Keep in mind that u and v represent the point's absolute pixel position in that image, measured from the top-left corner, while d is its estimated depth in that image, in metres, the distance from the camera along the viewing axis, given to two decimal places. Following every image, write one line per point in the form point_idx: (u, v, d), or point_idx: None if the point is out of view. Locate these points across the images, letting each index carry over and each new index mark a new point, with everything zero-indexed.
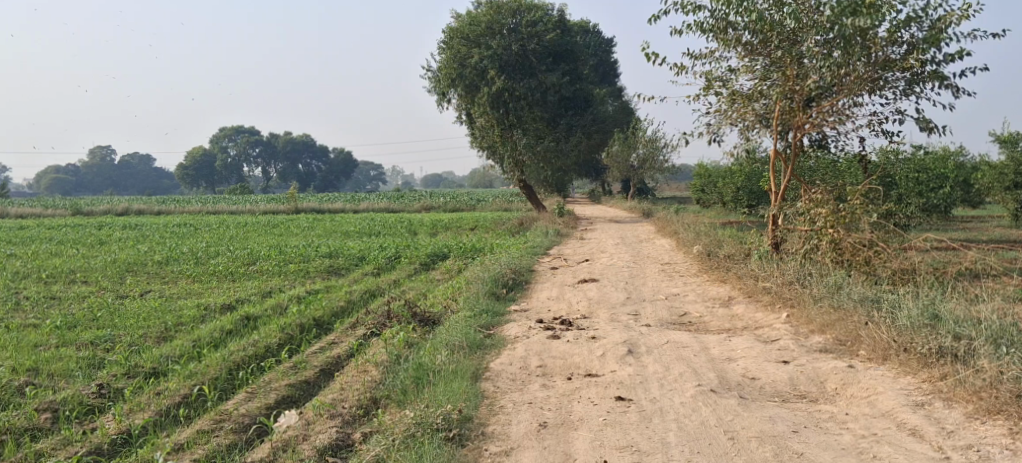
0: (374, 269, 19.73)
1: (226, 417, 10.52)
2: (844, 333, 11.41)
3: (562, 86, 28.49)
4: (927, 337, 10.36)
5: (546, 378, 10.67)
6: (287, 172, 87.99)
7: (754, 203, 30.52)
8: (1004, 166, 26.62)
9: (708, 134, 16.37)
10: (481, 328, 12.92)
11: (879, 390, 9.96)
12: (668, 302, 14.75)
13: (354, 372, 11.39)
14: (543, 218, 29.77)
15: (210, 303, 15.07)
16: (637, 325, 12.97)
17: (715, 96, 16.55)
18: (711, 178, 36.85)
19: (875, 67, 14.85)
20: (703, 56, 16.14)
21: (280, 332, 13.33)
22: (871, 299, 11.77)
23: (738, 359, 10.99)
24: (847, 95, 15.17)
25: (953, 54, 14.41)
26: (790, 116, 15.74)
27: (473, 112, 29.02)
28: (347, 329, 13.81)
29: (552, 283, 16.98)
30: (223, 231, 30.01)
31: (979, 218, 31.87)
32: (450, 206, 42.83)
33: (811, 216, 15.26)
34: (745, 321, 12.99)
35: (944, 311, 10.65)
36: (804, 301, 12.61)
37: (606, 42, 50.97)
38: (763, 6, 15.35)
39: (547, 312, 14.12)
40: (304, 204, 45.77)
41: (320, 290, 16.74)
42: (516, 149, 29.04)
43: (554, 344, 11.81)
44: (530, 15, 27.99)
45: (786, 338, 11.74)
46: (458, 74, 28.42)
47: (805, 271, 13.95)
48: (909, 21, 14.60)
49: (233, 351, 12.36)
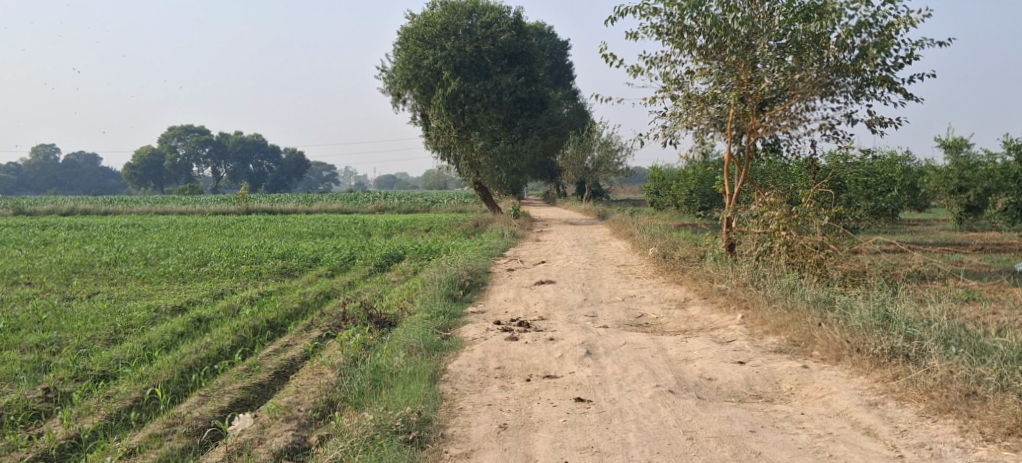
0: (328, 271, 19.60)
1: (179, 421, 10.34)
2: (797, 333, 11.52)
3: (517, 87, 28.55)
4: (880, 337, 10.46)
5: (504, 380, 10.64)
6: (237, 173, 86.75)
7: (707, 206, 30.77)
8: (948, 170, 27.14)
9: (664, 137, 16.48)
10: (439, 330, 12.90)
11: (833, 390, 10.06)
12: (625, 303, 14.81)
13: (309, 374, 11.26)
14: (498, 219, 29.77)
15: (160, 305, 14.87)
16: (595, 327, 13.00)
17: (671, 99, 16.64)
18: (665, 181, 37.09)
19: (827, 71, 15.02)
20: (659, 59, 16.23)
21: (233, 335, 13.17)
22: (824, 300, 11.91)
23: (695, 360, 11.04)
24: (800, 99, 15.33)
25: (903, 58, 14.64)
26: (744, 120, 15.93)
27: (428, 113, 28.95)
28: (303, 331, 13.67)
29: (509, 284, 17.00)
30: (172, 232, 29.59)
31: (925, 222, 32.43)
32: (404, 207, 42.69)
33: (765, 218, 15.42)
34: (701, 322, 13.07)
35: (894, 312, 10.80)
36: (758, 302, 12.72)
37: (561, 45, 51.12)
38: (717, 10, 15.48)
39: (504, 314, 14.13)
40: (255, 204, 45.28)
41: (274, 292, 16.58)
42: (473, 150, 29.01)
43: (512, 346, 11.79)
44: (486, 16, 28.00)
45: (742, 339, 11.84)
46: (413, 75, 28.34)
47: (759, 273, 14.08)
48: (860, 27, 14.80)
49: (185, 353, 12.18)
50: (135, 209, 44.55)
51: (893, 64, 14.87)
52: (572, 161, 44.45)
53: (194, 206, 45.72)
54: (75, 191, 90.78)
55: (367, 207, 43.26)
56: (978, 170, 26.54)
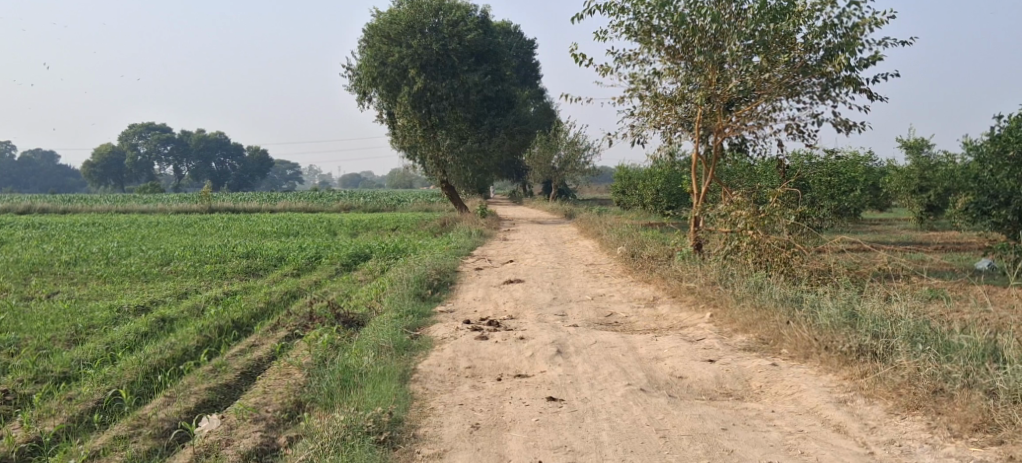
0: (294, 270, 19.41)
1: (144, 422, 10.18)
2: (765, 331, 11.52)
3: (484, 86, 28.48)
4: (847, 335, 10.49)
5: (475, 379, 10.57)
6: (200, 171, 85.77)
7: (673, 206, 30.88)
8: (910, 170, 27.40)
9: (632, 136, 16.50)
10: (407, 329, 12.81)
11: (802, 388, 10.07)
12: (594, 302, 14.80)
13: (276, 375, 11.10)
14: (465, 219, 29.72)
15: (123, 305, 14.66)
16: (565, 326, 12.96)
17: (639, 99, 16.67)
18: (631, 180, 37.18)
19: (793, 72, 15.09)
20: (627, 59, 16.23)
21: (198, 335, 12.99)
22: (792, 299, 11.95)
23: (666, 359, 11.01)
24: (767, 100, 15.40)
25: (868, 59, 14.74)
26: (711, 120, 15.99)
27: (394, 111, 28.76)
28: (269, 331, 13.52)
29: (478, 283, 16.93)
30: (134, 231, 29.20)
31: (888, 222, 32.76)
32: (370, 206, 42.42)
33: (732, 218, 15.48)
34: (670, 321, 13.06)
35: (861, 311, 10.84)
36: (726, 301, 12.74)
37: (527, 44, 51.10)
38: (685, 10, 15.50)
39: (473, 313, 14.07)
40: (218, 203, 44.78)
41: (238, 292, 16.39)
42: (439, 149, 28.89)
43: (482, 345, 11.73)
44: (451, 15, 27.91)
45: (711, 337, 11.82)
46: (379, 72, 28.16)
47: (727, 271, 14.12)
48: (827, 28, 14.88)
49: (149, 353, 11.98)
50: (95, 208, 43.91)
51: (857, 65, 14.98)
52: (539, 160, 44.44)
53: (156, 204, 45.15)
54: (30, 190, 89.50)
55: (332, 206, 42.93)
56: (939, 170, 26.85)
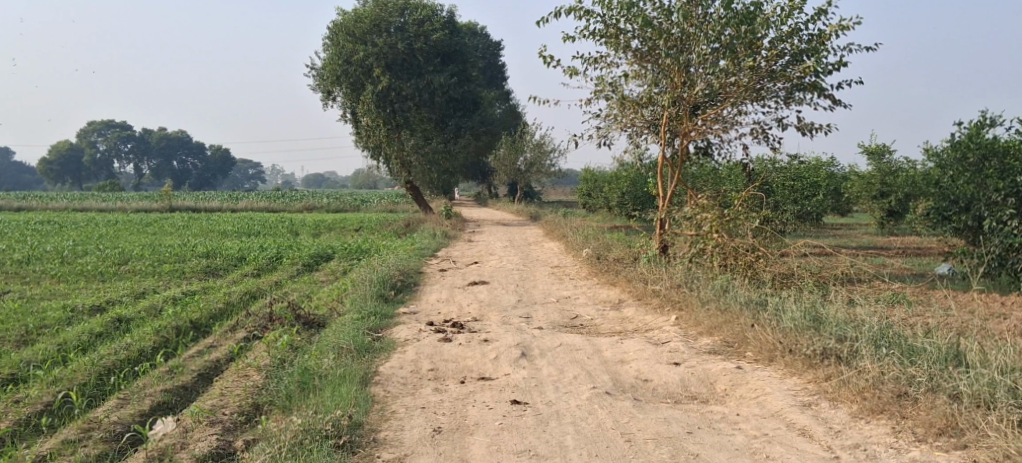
0: (254, 270, 19.14)
1: (95, 425, 9.90)
2: (730, 335, 11.42)
3: (450, 87, 28.43)
4: (811, 339, 10.40)
5: (438, 382, 10.39)
6: (161, 169, 84.75)
7: (638, 209, 30.89)
8: (871, 175, 27.55)
9: (599, 138, 16.41)
10: (370, 331, 12.61)
11: (767, 391, 9.95)
12: (559, 305, 14.66)
13: (235, 377, 10.86)
14: (430, 220, 29.53)
15: (76, 305, 14.33)
16: (529, 328, 12.82)
17: (606, 101, 16.57)
18: (597, 183, 37.16)
19: (759, 77, 15.06)
20: (594, 61, 16.14)
21: (155, 335, 12.70)
22: (756, 303, 11.88)
23: (631, 362, 10.87)
24: (732, 104, 15.37)
25: (833, 65, 14.75)
26: (677, 123, 15.94)
27: (358, 110, 28.48)
28: (227, 332, 13.28)
29: (441, 285, 16.75)
30: (91, 230, 28.71)
31: (848, 226, 32.97)
32: (334, 206, 42.06)
33: (697, 220, 15.44)
34: (636, 323, 12.96)
35: (825, 314, 10.77)
36: (692, 304, 12.65)
37: (494, 45, 51.04)
38: (652, 14, 15.43)
39: (437, 315, 13.89)
40: (179, 202, 44.24)
41: (197, 292, 16.11)
42: (403, 149, 28.64)
43: (445, 347, 11.57)
44: (417, 13, 27.76)
45: (676, 340, 11.69)
46: (343, 71, 27.87)
47: (693, 274, 14.05)
48: (792, 33, 14.88)
49: (103, 354, 11.69)
50: (53, 206, 43.19)
51: (822, 71, 15.00)
52: (504, 162, 44.30)
53: (116, 203, 44.53)
54: None
55: (295, 206, 42.53)
56: (900, 176, 27.05)
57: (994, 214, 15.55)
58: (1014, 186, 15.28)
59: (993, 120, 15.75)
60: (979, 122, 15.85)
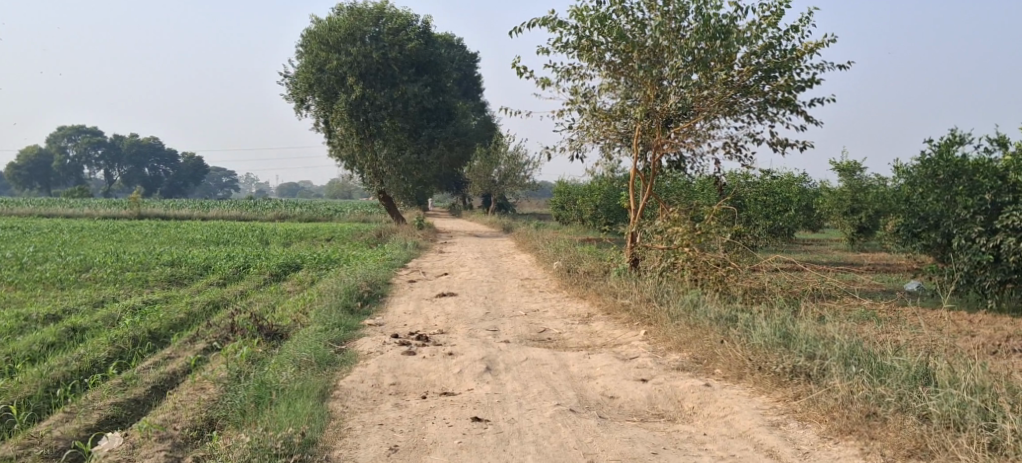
0: (219, 279, 18.80)
1: (37, 441, 9.57)
2: (699, 351, 11.18)
3: (424, 97, 28.21)
4: (781, 356, 10.20)
5: (399, 397, 10.12)
6: (132, 176, 83.79)
7: (611, 222, 30.81)
8: (842, 192, 27.56)
9: (571, 150, 16.22)
10: (332, 343, 12.33)
11: (735, 409, 9.71)
12: (527, 318, 14.41)
13: (190, 389, 10.55)
14: (401, 230, 29.27)
15: (30, 314, 14.18)
16: (496, 342, 12.57)
17: (578, 113, 16.39)
18: (570, 195, 37.04)
19: (732, 92, 14.91)
20: (567, 72, 15.96)
21: (110, 346, 12.36)
22: (726, 318, 11.68)
23: (598, 378, 10.63)
24: (705, 118, 15.22)
25: (806, 81, 14.65)
26: (649, 136, 15.80)
27: (330, 119, 28.15)
28: (186, 343, 12.97)
29: (409, 296, 16.49)
30: (54, 236, 28.26)
31: (819, 242, 33.00)
32: (305, 216, 41.73)
33: (668, 234, 15.31)
34: (604, 338, 12.73)
35: (795, 331, 10.57)
36: (661, 319, 12.45)
37: (470, 56, 50.96)
38: (627, 26, 15.30)
39: (402, 327, 13.62)
40: (148, 209, 43.74)
41: (158, 302, 15.77)
42: (376, 159, 28.38)
43: (408, 361, 11.31)
44: (393, 23, 27.55)
45: (645, 355, 11.40)
46: (316, 79, 27.46)
47: (663, 288, 13.87)
48: (765, 48, 14.76)
49: (53, 365, 11.35)
50: (20, 211, 42.65)
51: (795, 87, 14.89)
52: (478, 173, 44.06)
53: (84, 209, 43.97)
54: None
55: (267, 214, 42.15)
56: (870, 192, 27.10)
57: (963, 232, 15.46)
58: (982, 203, 15.17)
59: (962, 138, 15.67)
60: (949, 139, 15.79)
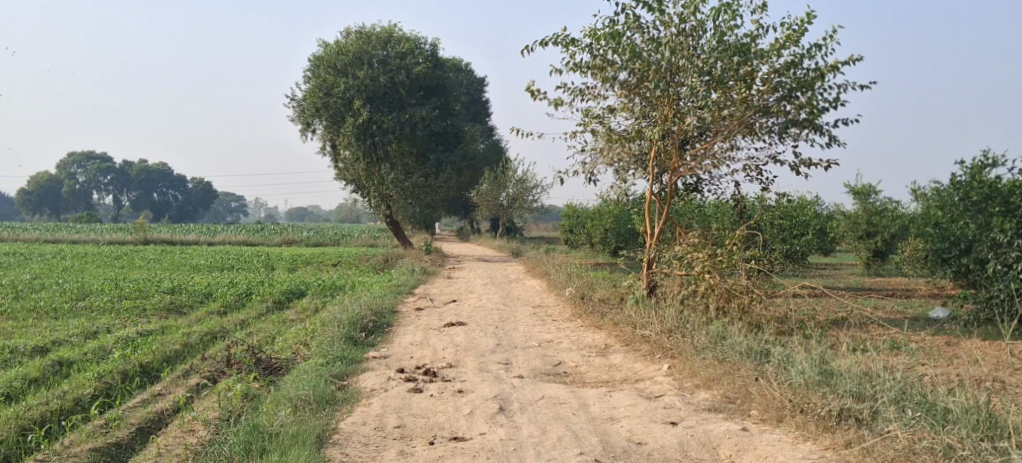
0: (220, 307, 17.98)
1: None
2: (732, 389, 10.28)
3: (432, 120, 27.43)
4: (826, 397, 9.30)
5: (404, 442, 9.29)
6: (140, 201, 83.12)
7: (621, 246, 29.98)
8: (857, 215, 26.71)
9: (584, 174, 15.42)
10: (333, 378, 11.50)
11: (779, 459, 8.81)
12: (541, 350, 13.54)
13: (177, 432, 9.93)
14: (409, 255, 28.51)
15: (18, 346, 13.62)
16: (509, 377, 11.71)
17: (591, 134, 15.59)
18: (579, 219, 36.24)
19: (753, 111, 14.09)
20: (579, 92, 15.18)
21: (96, 382, 11.81)
22: (758, 352, 10.80)
23: (622, 420, 9.75)
24: (725, 139, 14.37)
25: (832, 100, 13.83)
26: (665, 158, 14.98)
27: (336, 142, 27.40)
28: (178, 378, 12.21)
29: (416, 325, 15.67)
30: (55, 262, 27.63)
31: (834, 266, 32.18)
32: (313, 240, 41.03)
33: (688, 260, 14.47)
34: (625, 372, 11.87)
35: (836, 367, 9.69)
36: (686, 353, 11.60)
37: (478, 80, 50.48)
38: (642, 44, 14.52)
39: (409, 361, 12.79)
40: (154, 234, 43.11)
41: (153, 332, 14.90)
42: (383, 185, 27.43)
43: (415, 399, 10.49)
44: (400, 46, 26.90)
45: (671, 393, 10.50)
46: (322, 103, 26.77)
47: (686, 318, 13.03)
48: (788, 66, 13.96)
49: (31, 405, 10.96)
50: (25, 236, 42.13)
51: (820, 106, 14.09)
52: (486, 197, 43.15)
53: (89, 234, 43.39)
54: None
55: (273, 239, 41.43)
56: (887, 216, 26.25)
57: (1000, 257, 14.41)
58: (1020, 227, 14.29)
59: (997, 159, 14.86)
60: (981, 161, 14.97)
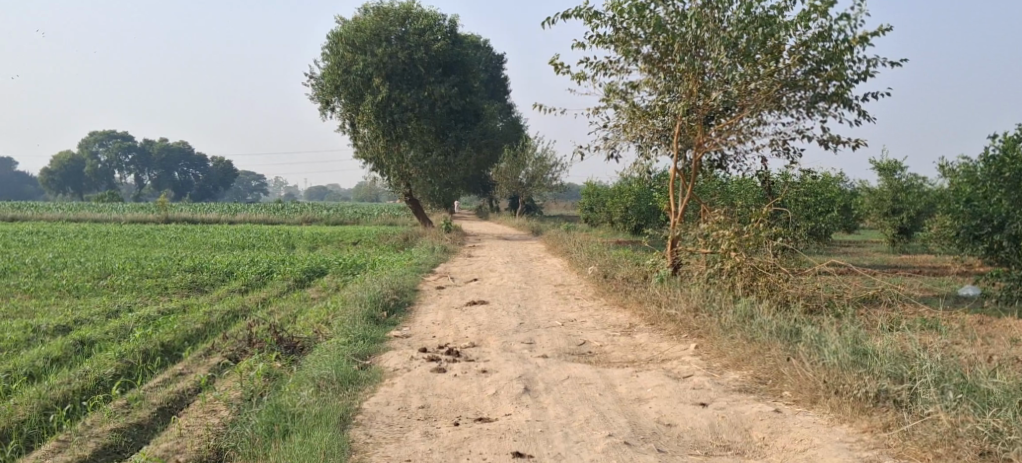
0: (242, 286, 17.88)
1: None
2: (763, 370, 10.07)
3: (451, 98, 27.18)
4: (862, 378, 9.09)
5: (429, 423, 9.15)
6: (162, 180, 83.31)
7: (642, 224, 29.71)
8: (882, 192, 26.30)
9: (606, 150, 15.18)
10: (356, 358, 11.37)
11: (815, 443, 8.61)
12: (565, 329, 13.35)
13: (199, 412, 9.83)
14: (429, 233, 28.34)
15: (40, 325, 13.58)
16: (533, 357, 11.54)
17: (614, 110, 15.35)
18: (599, 197, 35.97)
19: (780, 85, 13.80)
20: (602, 68, 14.93)
21: (118, 361, 11.72)
22: (788, 331, 10.58)
23: (650, 401, 9.57)
24: (751, 113, 14.11)
25: (860, 74, 13.53)
26: (690, 134, 14.72)
27: (356, 121, 27.24)
28: (200, 357, 12.12)
29: (438, 304, 15.51)
30: (78, 241, 27.65)
31: (858, 244, 31.77)
32: (333, 219, 40.97)
33: (714, 238, 14.25)
34: (651, 352, 11.68)
35: (871, 347, 9.47)
36: (714, 333, 11.39)
37: (497, 57, 50.18)
38: (667, 17, 14.24)
39: (431, 340, 12.64)
40: (175, 213, 43.17)
41: (175, 311, 14.83)
42: (403, 163, 27.27)
43: (439, 379, 10.34)
44: (418, 23, 26.63)
45: (700, 373, 10.31)
46: (342, 80, 26.66)
47: (712, 297, 12.81)
48: (816, 39, 13.66)
49: (54, 385, 10.89)
50: (47, 215, 42.30)
51: (849, 79, 13.79)
52: (505, 175, 43.02)
53: (111, 213, 43.51)
54: None
55: (294, 218, 41.40)
56: (913, 193, 25.81)
57: None
58: None
59: None
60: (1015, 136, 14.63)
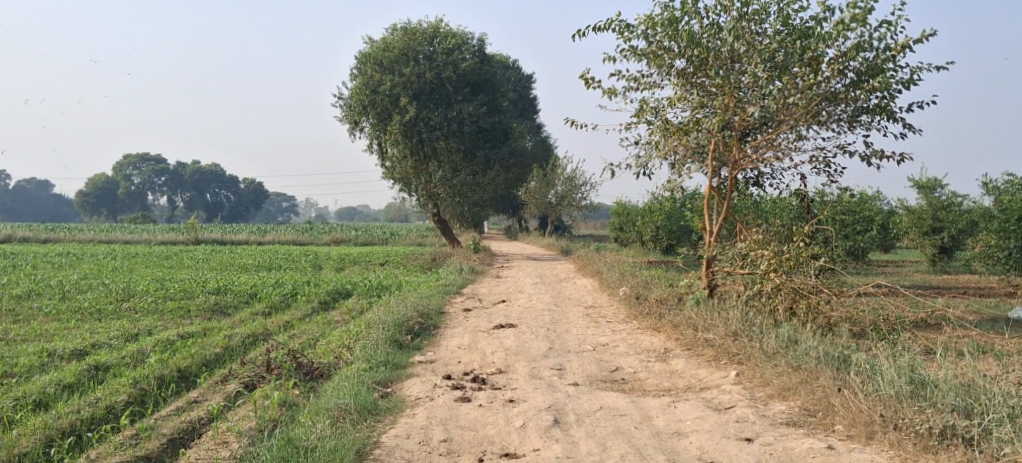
0: (266, 308, 17.35)
1: None
2: (811, 400, 9.36)
3: (480, 117, 26.59)
4: (925, 413, 8.42)
5: (451, 459, 8.54)
6: (194, 202, 83.23)
7: (673, 244, 28.92)
8: (921, 210, 25.33)
9: (638, 169, 14.52)
10: (376, 385, 10.76)
11: None
12: (597, 354, 12.69)
13: (209, 445, 9.27)
14: (457, 253, 27.73)
15: (56, 349, 13.09)
16: (563, 385, 10.89)
17: (646, 127, 14.71)
18: (630, 217, 35.22)
19: (820, 99, 12.99)
20: (634, 84, 14.28)
21: (131, 388, 11.19)
22: (835, 358, 9.89)
23: (690, 435, 8.90)
24: (790, 128, 13.33)
25: (903, 84, 12.80)
26: (725, 150, 14.03)
27: (384, 140, 26.76)
28: (216, 384, 11.56)
29: (465, 327, 14.89)
30: (105, 262, 27.31)
31: (896, 263, 30.79)
32: (362, 239, 40.48)
33: (751, 258, 13.52)
34: (688, 379, 10.99)
35: (930, 376, 8.79)
36: (756, 359, 10.69)
37: (526, 77, 49.68)
38: (700, 31, 13.61)
39: (457, 366, 12.02)
40: (206, 233, 42.82)
41: (195, 335, 14.31)
42: (431, 181, 26.88)
43: (463, 410, 9.71)
44: (447, 42, 26.12)
45: (743, 404, 9.62)
46: (370, 100, 26.19)
47: (752, 321, 12.11)
48: (857, 49, 12.95)
49: (63, 413, 10.36)
50: (80, 236, 42.15)
51: (892, 90, 13.07)
52: (535, 194, 42.48)
53: (143, 234, 43.28)
54: (23, 219, 88.88)
55: (323, 238, 40.93)
56: (954, 211, 24.86)
57: None
58: None
59: None
60: None
